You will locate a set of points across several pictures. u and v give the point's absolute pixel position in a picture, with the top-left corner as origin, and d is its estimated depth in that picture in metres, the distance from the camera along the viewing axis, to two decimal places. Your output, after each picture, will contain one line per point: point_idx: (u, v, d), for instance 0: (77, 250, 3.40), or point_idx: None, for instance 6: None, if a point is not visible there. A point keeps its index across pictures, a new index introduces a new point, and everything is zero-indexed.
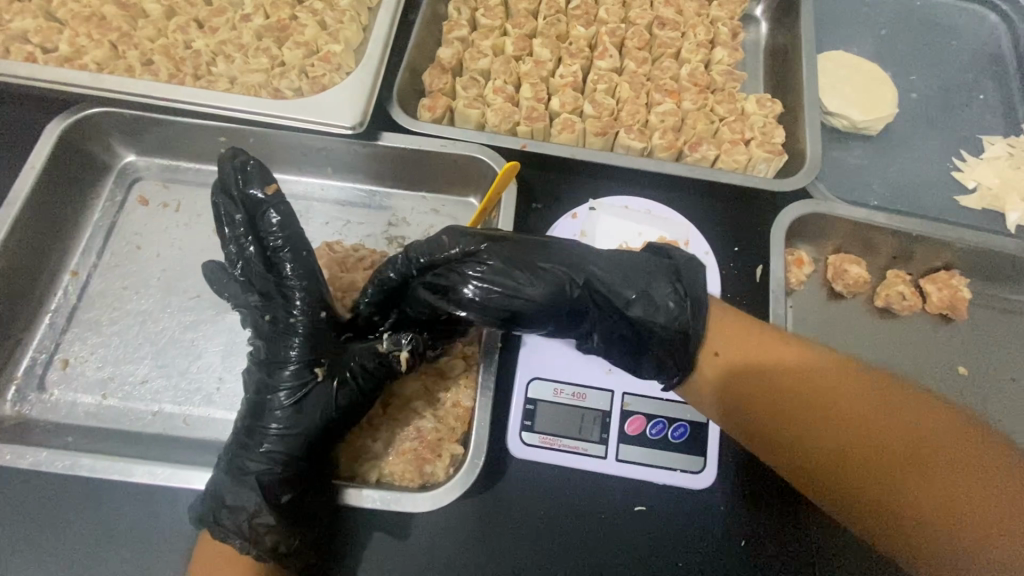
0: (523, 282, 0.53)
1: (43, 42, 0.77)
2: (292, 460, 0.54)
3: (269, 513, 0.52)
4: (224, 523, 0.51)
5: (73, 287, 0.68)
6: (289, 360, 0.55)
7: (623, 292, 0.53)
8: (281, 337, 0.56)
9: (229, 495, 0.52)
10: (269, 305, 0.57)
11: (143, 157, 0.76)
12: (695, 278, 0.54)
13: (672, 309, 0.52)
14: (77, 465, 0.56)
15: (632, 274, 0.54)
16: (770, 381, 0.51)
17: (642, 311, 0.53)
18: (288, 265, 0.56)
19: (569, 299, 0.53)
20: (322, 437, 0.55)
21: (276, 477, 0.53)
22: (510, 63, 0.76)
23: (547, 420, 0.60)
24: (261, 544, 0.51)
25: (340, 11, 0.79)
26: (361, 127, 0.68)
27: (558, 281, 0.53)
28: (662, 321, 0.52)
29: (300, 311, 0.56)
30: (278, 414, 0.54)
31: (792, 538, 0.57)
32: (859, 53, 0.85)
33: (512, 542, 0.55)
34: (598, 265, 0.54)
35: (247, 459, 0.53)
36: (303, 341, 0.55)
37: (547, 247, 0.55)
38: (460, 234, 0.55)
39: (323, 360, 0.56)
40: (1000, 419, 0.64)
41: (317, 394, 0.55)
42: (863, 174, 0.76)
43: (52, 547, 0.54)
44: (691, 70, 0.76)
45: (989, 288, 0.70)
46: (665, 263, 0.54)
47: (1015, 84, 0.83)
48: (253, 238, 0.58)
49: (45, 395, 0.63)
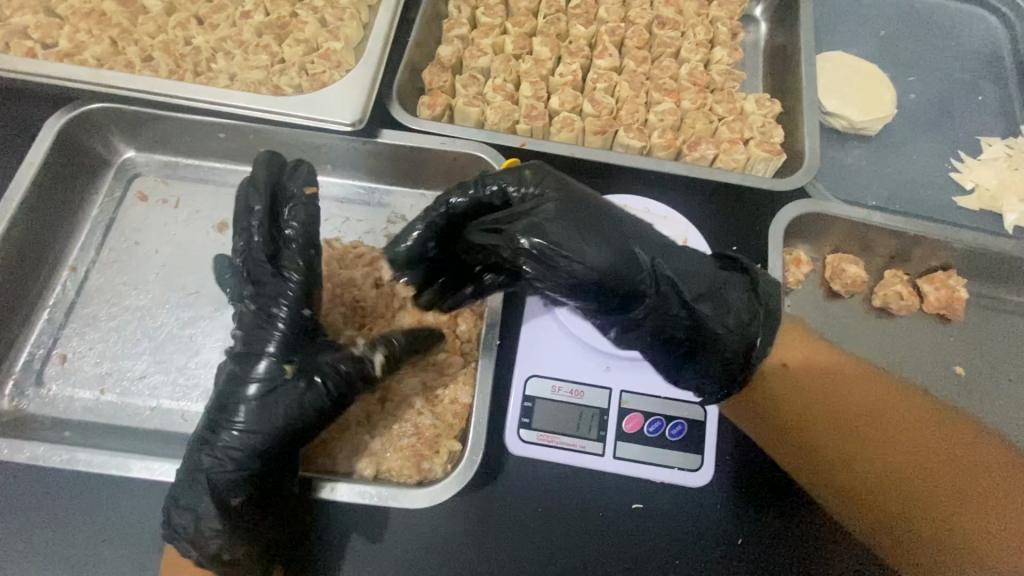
0: (584, 244, 0.48)
1: (43, 38, 0.77)
2: (252, 462, 0.52)
3: (219, 512, 0.51)
4: (174, 524, 0.51)
5: (72, 282, 0.68)
6: (262, 355, 0.54)
7: (699, 283, 0.53)
8: (265, 327, 0.55)
9: (183, 495, 0.52)
10: (260, 293, 0.56)
11: (142, 153, 0.76)
12: (771, 296, 0.56)
13: (746, 316, 0.54)
14: (76, 459, 0.56)
15: (702, 273, 0.54)
16: (829, 384, 0.52)
17: (712, 306, 0.53)
18: (295, 257, 0.56)
19: (634, 267, 0.48)
20: (285, 443, 0.53)
21: (230, 480, 0.52)
22: (511, 61, 0.76)
23: (544, 417, 0.60)
24: (206, 547, 0.51)
25: (340, 9, 0.79)
26: (360, 123, 0.68)
27: (629, 239, 0.50)
28: (729, 327, 0.52)
29: (286, 302, 0.55)
30: (240, 412, 0.53)
31: (785, 535, 0.57)
32: (858, 54, 0.85)
33: (508, 539, 0.55)
34: (675, 252, 0.53)
35: (204, 458, 0.52)
36: (285, 336, 0.55)
37: (627, 216, 0.53)
38: (545, 175, 0.54)
39: (296, 359, 0.54)
40: (997, 419, 0.64)
41: (283, 392, 0.53)
42: (862, 174, 0.76)
43: (48, 541, 0.54)
44: (690, 70, 0.77)
45: (987, 289, 0.70)
46: (736, 278, 0.56)
47: (1014, 86, 0.83)
48: (269, 229, 0.57)
49: (43, 389, 0.63)
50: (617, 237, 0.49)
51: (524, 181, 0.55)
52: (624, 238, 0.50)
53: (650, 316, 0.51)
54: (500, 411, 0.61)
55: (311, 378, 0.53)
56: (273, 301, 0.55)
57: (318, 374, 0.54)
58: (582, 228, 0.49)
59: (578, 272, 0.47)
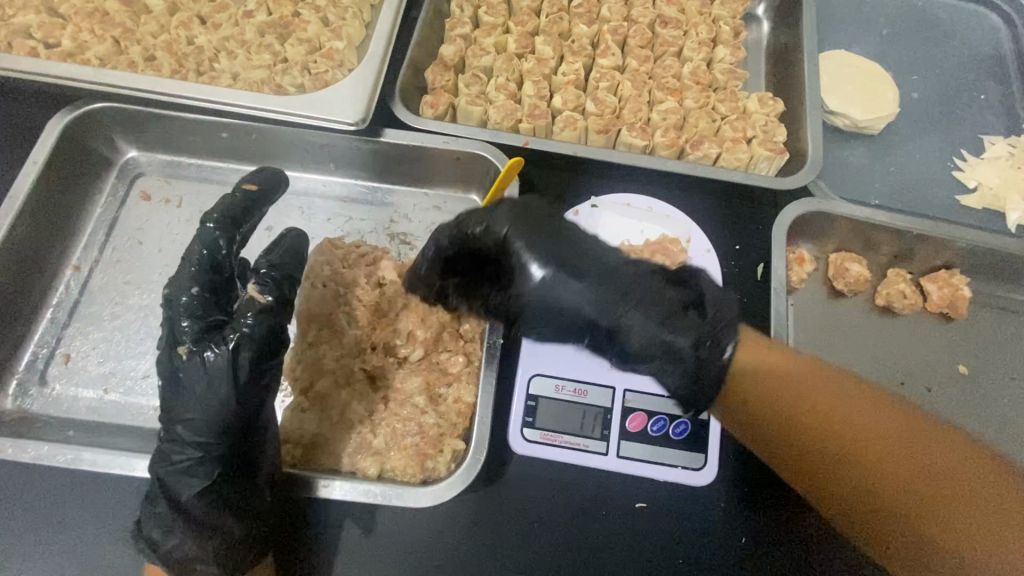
0: (547, 295, 0.50)
1: (46, 38, 0.77)
2: (186, 457, 0.52)
3: (168, 509, 0.52)
4: (143, 526, 0.52)
5: (75, 281, 0.68)
6: (179, 349, 0.53)
7: (642, 334, 0.49)
8: (170, 318, 0.54)
9: (148, 495, 0.53)
10: (174, 282, 0.55)
11: (145, 153, 0.76)
12: (726, 344, 0.47)
13: (685, 383, 0.48)
14: (80, 458, 0.56)
15: (650, 315, 0.49)
16: (815, 393, 0.46)
17: (649, 363, 0.50)
18: (206, 250, 0.55)
19: (585, 330, 0.51)
20: (217, 436, 0.52)
21: (174, 479, 0.52)
22: (513, 60, 0.76)
23: (548, 416, 0.60)
24: (165, 546, 0.52)
25: (342, 8, 0.79)
26: (363, 123, 0.68)
27: (584, 294, 0.50)
28: (670, 387, 0.49)
29: (194, 295, 0.54)
30: (175, 411, 0.53)
31: (788, 534, 0.57)
32: (860, 53, 0.85)
33: (511, 538, 0.56)
34: (643, 294, 0.49)
35: (155, 456, 0.53)
36: (188, 327, 0.54)
37: (594, 254, 0.51)
38: (508, 221, 0.53)
39: (201, 350, 0.53)
40: (999, 418, 0.64)
41: (193, 383, 0.52)
42: (864, 173, 0.76)
43: (52, 541, 0.54)
44: (693, 68, 0.76)
45: (990, 288, 0.70)
46: (695, 322, 0.48)
47: (1016, 84, 0.83)
48: (208, 235, 0.56)
49: (47, 389, 0.63)
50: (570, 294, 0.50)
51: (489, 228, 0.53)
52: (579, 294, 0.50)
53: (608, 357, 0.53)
54: (503, 410, 0.61)
55: (204, 359, 0.52)
56: (169, 292, 0.55)
57: (208, 356, 0.52)
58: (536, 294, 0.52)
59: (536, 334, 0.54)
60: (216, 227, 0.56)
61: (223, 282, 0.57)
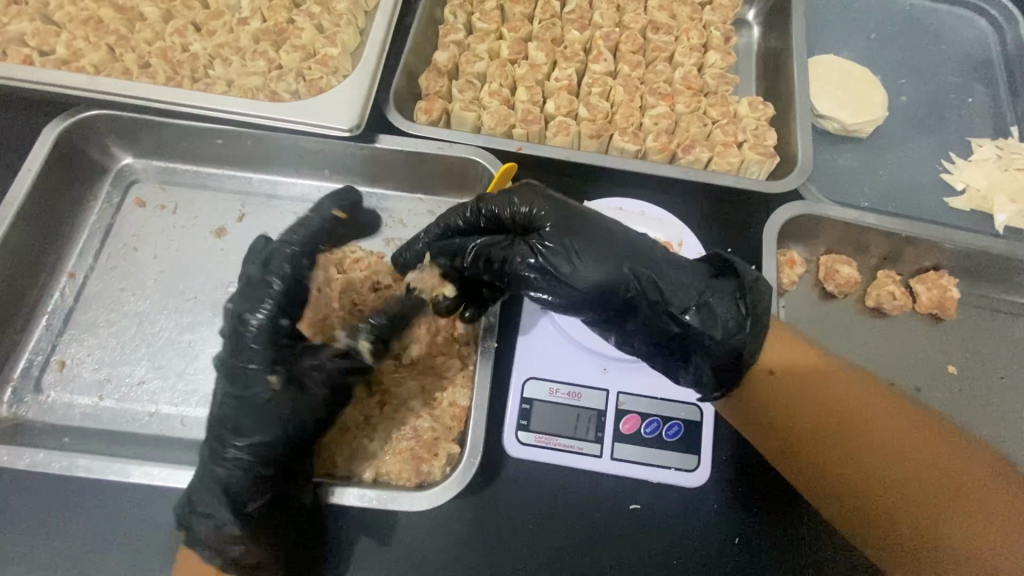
0: (584, 252, 0.54)
1: (40, 45, 0.77)
2: (257, 470, 0.53)
3: (235, 521, 0.52)
4: (199, 536, 0.51)
5: (70, 288, 0.68)
6: (251, 367, 0.54)
7: (681, 283, 0.53)
8: (236, 335, 0.55)
9: (201, 507, 0.52)
10: (246, 297, 0.56)
11: (140, 159, 0.76)
12: (762, 296, 0.52)
13: (734, 329, 0.51)
14: (75, 465, 0.56)
15: (686, 279, 0.53)
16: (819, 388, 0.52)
17: (697, 315, 0.51)
18: (286, 266, 0.57)
19: (623, 286, 0.53)
20: (292, 449, 0.54)
21: (240, 488, 0.52)
22: (506, 66, 0.77)
23: (542, 419, 0.60)
24: (228, 552, 0.52)
25: (337, 15, 0.79)
26: (358, 129, 0.68)
27: (614, 261, 0.54)
28: (717, 338, 0.50)
29: (265, 309, 0.55)
30: (244, 425, 0.53)
31: (781, 534, 0.57)
32: (850, 57, 0.86)
33: (508, 541, 0.56)
34: (666, 255, 0.55)
35: (214, 470, 0.52)
36: (259, 346, 0.54)
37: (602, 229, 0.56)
38: (531, 194, 0.57)
39: (280, 368, 0.55)
40: (989, 418, 0.64)
41: (280, 400, 0.54)
42: (854, 176, 0.77)
43: (47, 547, 0.54)
44: (684, 74, 0.77)
45: (979, 289, 0.71)
46: (726, 284, 0.53)
47: (1003, 88, 0.84)
48: (285, 253, 0.58)
49: (41, 396, 0.63)
50: (600, 261, 0.54)
51: (512, 199, 0.57)
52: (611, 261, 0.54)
53: (637, 325, 0.55)
54: (498, 413, 0.62)
55: (285, 383, 0.54)
56: (238, 305, 0.56)
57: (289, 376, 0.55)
58: (571, 255, 0.54)
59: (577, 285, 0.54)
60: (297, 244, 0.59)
61: (298, 296, 0.58)
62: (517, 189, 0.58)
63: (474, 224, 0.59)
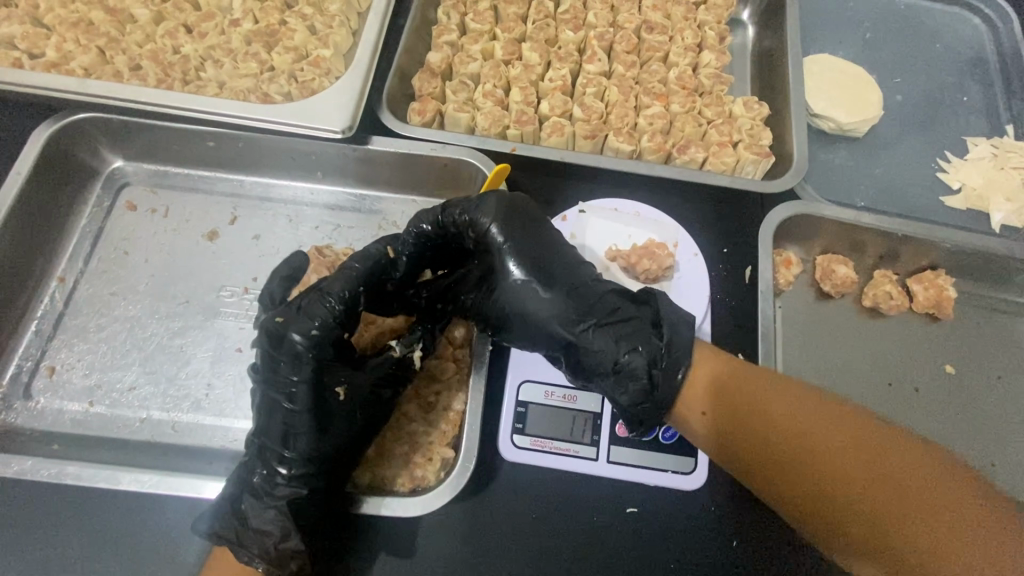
0: (521, 287, 0.57)
1: (30, 49, 0.77)
2: (313, 479, 0.55)
3: (295, 532, 0.53)
4: (250, 548, 0.53)
5: (60, 293, 0.68)
6: (303, 383, 0.54)
7: (602, 338, 0.55)
8: (285, 354, 0.54)
9: (255, 519, 0.53)
10: (299, 317, 0.55)
11: (131, 162, 0.75)
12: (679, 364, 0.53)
13: (639, 398, 0.53)
14: (64, 472, 0.56)
15: (610, 338, 0.55)
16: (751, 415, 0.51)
17: (610, 377, 0.54)
18: (347, 288, 0.56)
19: (556, 333, 0.56)
20: (344, 456, 0.56)
21: (299, 500, 0.54)
22: (500, 67, 0.77)
23: (538, 422, 0.60)
24: (287, 567, 0.52)
25: (329, 16, 0.79)
26: (350, 131, 0.68)
27: (546, 308, 0.56)
28: (627, 400, 0.54)
29: (321, 326, 0.55)
30: (299, 440, 0.54)
31: (780, 537, 0.57)
32: (844, 56, 0.86)
33: (503, 545, 0.55)
34: (605, 300, 0.56)
35: (264, 479, 0.54)
36: (310, 363, 0.54)
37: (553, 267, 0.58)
38: (490, 217, 0.58)
39: (343, 381, 0.56)
40: (988, 418, 0.64)
41: (340, 415, 0.56)
42: (850, 176, 0.77)
43: (35, 556, 0.53)
44: (679, 74, 0.77)
45: (976, 288, 0.71)
46: (650, 345, 0.54)
47: (997, 87, 0.84)
48: (343, 274, 0.57)
49: (31, 402, 0.62)
50: (535, 308, 0.57)
51: (470, 221, 0.59)
52: (545, 308, 0.57)
53: (565, 361, 0.58)
54: (493, 417, 0.61)
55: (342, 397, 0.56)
56: (285, 328, 0.55)
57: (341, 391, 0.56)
58: (509, 300, 0.57)
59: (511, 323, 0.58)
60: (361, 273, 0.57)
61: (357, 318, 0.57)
62: (483, 206, 0.59)
63: (442, 236, 0.61)
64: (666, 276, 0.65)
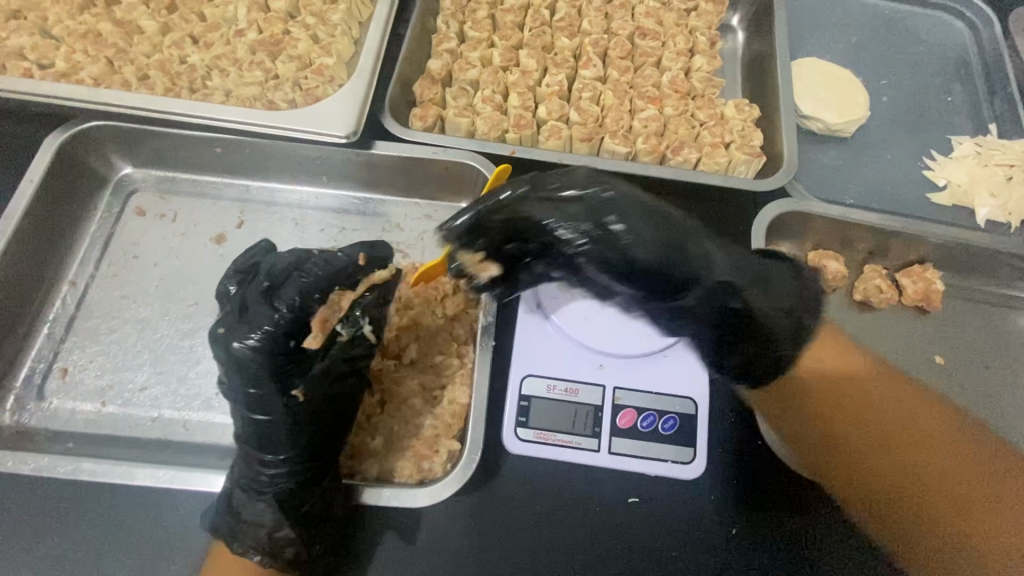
0: (646, 227, 0.52)
1: (40, 59, 0.79)
2: (294, 477, 0.56)
3: (285, 524, 0.55)
4: (244, 539, 0.53)
5: (72, 296, 0.69)
6: (260, 390, 0.55)
7: (739, 259, 0.58)
8: (232, 361, 0.54)
9: (247, 512, 0.54)
10: (247, 322, 0.55)
11: (140, 169, 0.77)
12: (810, 282, 0.63)
13: (786, 306, 0.59)
14: (79, 469, 0.56)
15: (744, 264, 0.58)
16: (839, 395, 0.60)
17: (757, 290, 0.58)
18: (294, 296, 0.55)
19: (688, 261, 0.53)
20: (317, 451, 0.56)
21: (286, 493, 0.56)
22: (498, 73, 0.79)
23: (541, 415, 0.62)
24: (282, 555, 0.54)
25: (331, 26, 0.81)
26: (354, 135, 0.70)
27: (668, 233, 0.53)
28: (778, 311, 0.59)
29: (263, 333, 0.54)
30: (271, 441, 0.56)
31: (778, 528, 0.59)
32: (831, 59, 0.89)
33: (507, 536, 0.57)
34: (728, 245, 0.58)
35: (247, 476, 0.56)
36: (261, 368, 0.54)
37: (670, 210, 0.55)
38: (592, 174, 0.56)
39: (298, 382, 0.56)
40: (977, 406, 0.66)
41: (302, 415, 0.56)
42: (839, 175, 0.79)
43: (51, 552, 0.54)
44: (671, 78, 0.79)
45: (963, 280, 0.73)
46: (776, 267, 0.62)
47: (980, 87, 0.87)
48: (294, 281, 0.56)
49: (44, 403, 0.63)
50: (657, 238, 0.52)
51: (569, 175, 0.56)
52: (667, 235, 0.53)
53: (698, 299, 0.55)
54: (497, 410, 0.63)
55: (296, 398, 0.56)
56: (233, 336, 0.54)
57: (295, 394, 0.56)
58: (632, 230, 0.52)
59: (634, 257, 0.51)
60: (318, 280, 0.57)
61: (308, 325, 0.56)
62: (572, 173, 0.56)
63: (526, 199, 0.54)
64: None
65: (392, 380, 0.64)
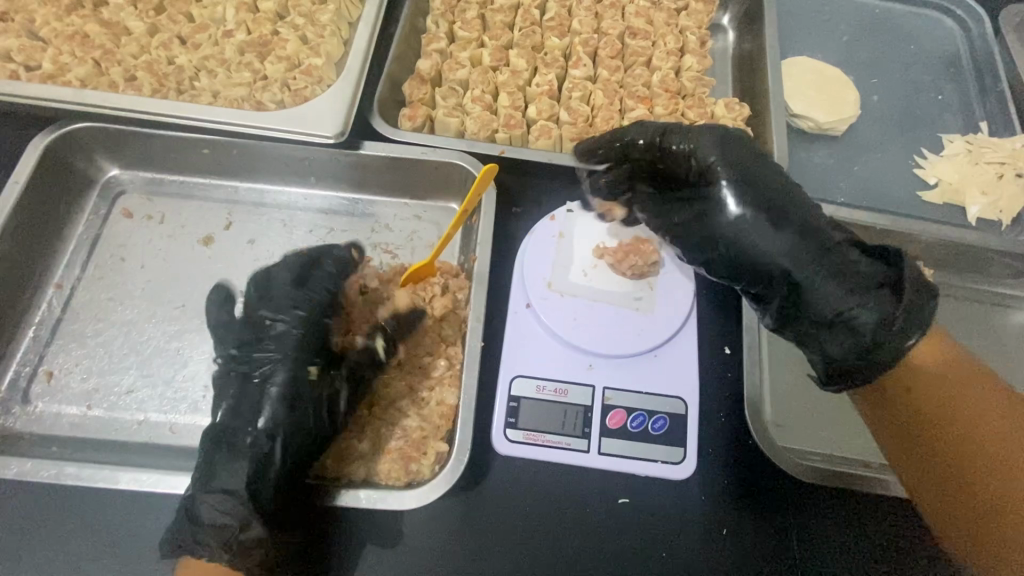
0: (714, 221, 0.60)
1: (26, 61, 0.78)
2: (265, 472, 0.54)
3: (252, 522, 0.52)
4: (210, 541, 0.51)
5: (58, 299, 0.69)
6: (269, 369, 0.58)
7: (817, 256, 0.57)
8: (266, 339, 0.60)
9: (211, 510, 0.52)
10: (275, 306, 0.61)
11: (127, 171, 0.77)
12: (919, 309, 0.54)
13: (864, 325, 0.54)
14: (63, 473, 0.56)
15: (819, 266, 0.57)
16: (927, 392, 0.55)
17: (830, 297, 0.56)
18: (321, 285, 0.63)
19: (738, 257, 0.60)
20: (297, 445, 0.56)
21: (253, 489, 0.53)
22: (488, 73, 0.79)
23: (530, 416, 0.61)
24: (251, 556, 0.52)
25: (320, 26, 0.81)
26: (342, 136, 0.70)
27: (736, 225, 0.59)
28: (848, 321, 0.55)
29: (290, 314, 0.60)
30: (259, 425, 0.56)
31: (770, 531, 0.58)
32: (821, 58, 0.89)
33: (494, 538, 0.56)
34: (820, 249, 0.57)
35: (211, 469, 0.54)
36: (280, 344, 0.59)
37: (763, 203, 0.59)
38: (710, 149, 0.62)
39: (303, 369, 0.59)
40: None
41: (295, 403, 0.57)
42: (829, 174, 0.79)
43: (33, 557, 0.54)
44: (661, 78, 0.79)
45: (954, 279, 0.73)
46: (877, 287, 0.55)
47: (970, 85, 0.87)
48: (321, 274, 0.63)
49: (29, 407, 0.63)
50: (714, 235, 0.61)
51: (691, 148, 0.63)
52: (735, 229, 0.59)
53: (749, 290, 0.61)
54: (486, 412, 0.62)
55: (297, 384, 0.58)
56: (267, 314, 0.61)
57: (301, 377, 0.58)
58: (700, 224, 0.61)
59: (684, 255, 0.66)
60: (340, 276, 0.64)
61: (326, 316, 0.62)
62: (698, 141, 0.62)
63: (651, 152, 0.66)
64: (652, 271, 0.67)
65: (379, 383, 0.63)
